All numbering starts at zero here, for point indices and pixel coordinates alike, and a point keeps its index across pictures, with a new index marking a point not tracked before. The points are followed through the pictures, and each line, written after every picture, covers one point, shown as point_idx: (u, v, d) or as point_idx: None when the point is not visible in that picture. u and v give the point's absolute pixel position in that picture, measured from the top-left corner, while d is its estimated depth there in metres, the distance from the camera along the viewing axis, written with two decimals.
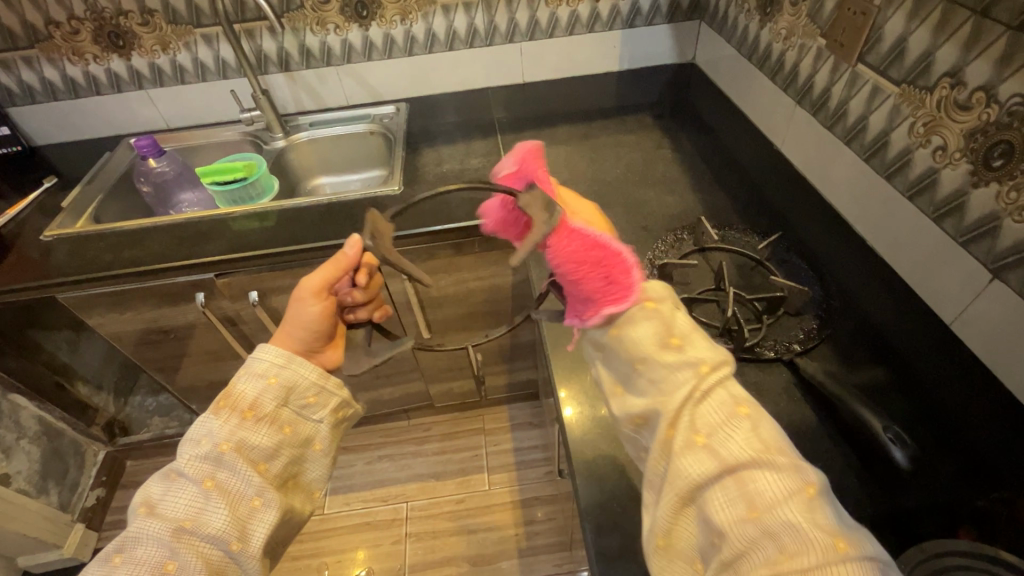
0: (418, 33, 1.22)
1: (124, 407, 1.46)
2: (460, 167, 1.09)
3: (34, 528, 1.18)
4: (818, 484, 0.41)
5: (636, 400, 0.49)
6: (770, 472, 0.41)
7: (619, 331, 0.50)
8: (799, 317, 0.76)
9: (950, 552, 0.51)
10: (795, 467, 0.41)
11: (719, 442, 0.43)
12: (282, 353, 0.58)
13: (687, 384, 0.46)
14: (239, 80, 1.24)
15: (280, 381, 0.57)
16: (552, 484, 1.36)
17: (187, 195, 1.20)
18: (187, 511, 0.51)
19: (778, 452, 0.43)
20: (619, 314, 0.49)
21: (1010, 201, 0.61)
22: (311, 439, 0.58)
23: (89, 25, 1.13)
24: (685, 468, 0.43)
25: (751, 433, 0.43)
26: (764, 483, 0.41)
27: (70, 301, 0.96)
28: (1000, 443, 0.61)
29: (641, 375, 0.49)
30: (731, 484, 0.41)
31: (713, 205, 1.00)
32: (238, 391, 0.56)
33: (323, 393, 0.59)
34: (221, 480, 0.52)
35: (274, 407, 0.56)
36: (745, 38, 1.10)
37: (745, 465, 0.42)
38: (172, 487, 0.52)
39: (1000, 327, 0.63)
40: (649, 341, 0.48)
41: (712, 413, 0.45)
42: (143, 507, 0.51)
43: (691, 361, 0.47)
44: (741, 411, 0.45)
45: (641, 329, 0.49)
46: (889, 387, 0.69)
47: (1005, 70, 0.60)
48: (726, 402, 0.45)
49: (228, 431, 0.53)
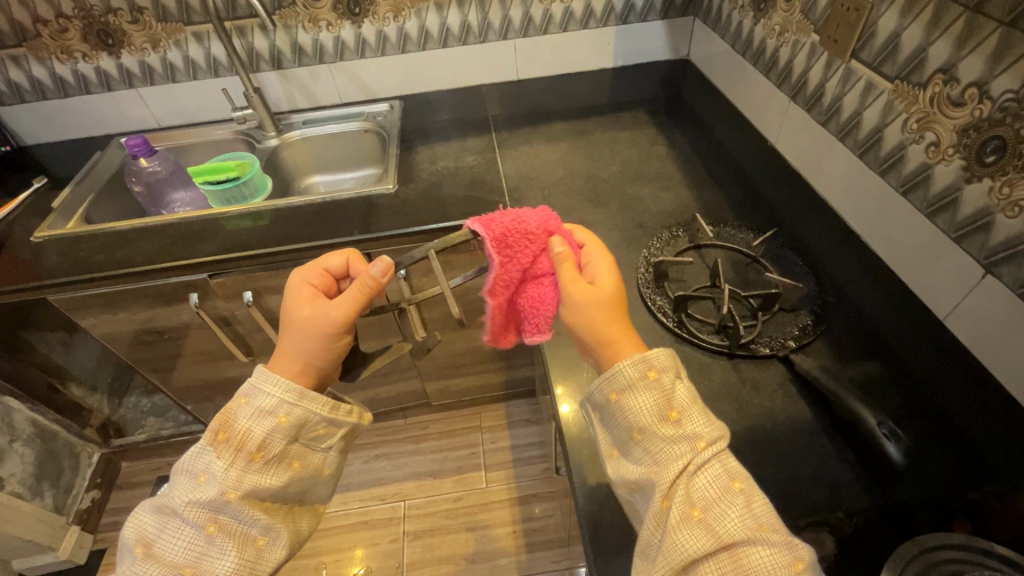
0: (411, 30, 1.21)
1: (118, 408, 1.45)
2: (454, 165, 1.08)
3: (25, 530, 1.17)
4: (808, 560, 0.43)
5: (633, 466, 0.50)
6: (765, 549, 0.43)
7: (619, 396, 0.52)
8: (793, 313, 0.75)
9: (944, 546, 0.52)
10: (789, 542, 0.43)
11: (715, 519, 0.44)
12: (293, 390, 0.57)
13: (682, 456, 0.47)
14: (230, 78, 1.23)
15: (291, 420, 0.56)
16: (549, 481, 1.37)
17: (180, 194, 1.18)
18: (188, 557, 0.52)
19: (772, 526, 0.44)
20: (620, 381, 0.52)
21: (1002, 197, 0.62)
22: (320, 468, 0.60)
23: (77, 24, 1.12)
24: (681, 542, 0.44)
25: (745, 510, 0.45)
26: (761, 560, 0.42)
27: (63, 303, 0.95)
28: (993, 437, 0.61)
29: (638, 443, 0.50)
30: (727, 560, 0.43)
31: (707, 201, 1.00)
32: (242, 429, 0.55)
33: (333, 424, 0.60)
34: (223, 523, 0.53)
35: (283, 446, 0.56)
36: (739, 34, 1.10)
37: (740, 543, 0.43)
38: (168, 524, 0.53)
39: (994, 322, 0.64)
40: (651, 414, 0.50)
41: (707, 487, 0.46)
42: (140, 547, 0.52)
43: (690, 435, 0.48)
44: (736, 486, 0.46)
45: (639, 399, 0.51)
46: (883, 381, 0.68)
47: (997, 66, 0.60)
48: (721, 476, 0.47)
49: (235, 478, 0.53)
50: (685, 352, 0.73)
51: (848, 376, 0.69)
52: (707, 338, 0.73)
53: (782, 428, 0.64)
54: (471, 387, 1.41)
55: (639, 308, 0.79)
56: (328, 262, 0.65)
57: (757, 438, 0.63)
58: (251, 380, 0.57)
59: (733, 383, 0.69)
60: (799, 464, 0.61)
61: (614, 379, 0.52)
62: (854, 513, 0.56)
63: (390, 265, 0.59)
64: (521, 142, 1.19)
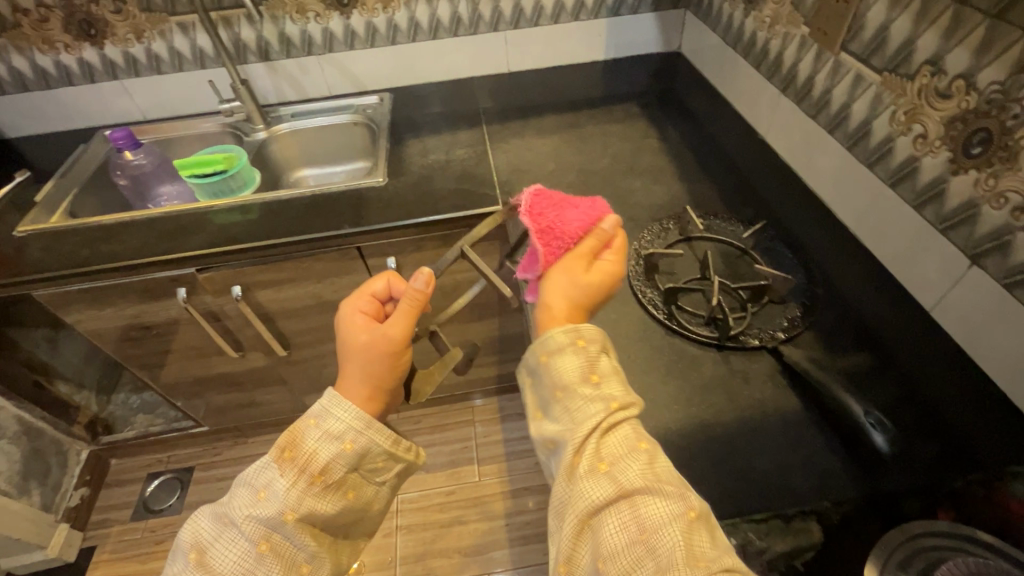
0: (400, 21, 1.20)
1: (107, 405, 1.44)
2: (445, 157, 1.07)
3: (13, 528, 1.16)
4: (701, 509, 0.43)
5: (552, 425, 0.51)
6: (659, 499, 0.43)
7: (548, 358, 0.53)
8: (783, 305, 0.76)
9: (930, 533, 0.52)
10: (681, 493, 0.44)
11: (619, 470, 0.45)
12: (361, 418, 0.56)
13: (597, 415, 0.48)
14: (217, 70, 1.21)
15: (355, 449, 0.55)
16: (541, 474, 1.37)
17: (166, 187, 1.16)
18: (236, 570, 0.50)
19: (671, 481, 0.45)
20: (552, 343, 0.54)
21: (988, 187, 0.62)
22: (370, 501, 0.58)
23: (59, 13, 1.09)
24: (585, 493, 0.44)
25: (647, 466, 0.45)
26: (656, 509, 0.42)
27: (47, 298, 0.94)
28: (980, 428, 0.62)
29: (559, 403, 0.51)
30: (626, 509, 0.43)
31: (698, 193, 1.00)
32: (309, 450, 0.54)
33: (390, 457, 0.59)
34: (276, 544, 0.51)
35: (344, 473, 0.55)
36: (730, 26, 1.10)
37: (638, 491, 0.43)
38: (223, 534, 0.52)
39: (978, 312, 0.64)
40: (572, 372, 0.51)
41: (615, 445, 0.47)
42: (194, 553, 0.51)
43: (604, 396, 0.50)
44: (642, 446, 0.47)
45: (566, 362, 0.52)
46: (872, 372, 0.69)
47: (984, 58, 0.61)
48: (629, 438, 0.47)
49: (295, 500, 0.52)
50: (676, 344, 0.73)
51: (836, 367, 0.69)
52: (698, 330, 0.73)
53: (771, 418, 0.65)
54: (463, 381, 1.41)
55: (629, 300, 0.79)
56: (372, 287, 0.65)
57: (746, 428, 0.64)
58: (323, 403, 0.57)
59: (723, 375, 0.69)
60: (786, 455, 0.61)
61: (545, 343, 0.54)
62: (842, 502, 0.57)
63: (431, 274, 0.59)
64: (512, 135, 1.18)
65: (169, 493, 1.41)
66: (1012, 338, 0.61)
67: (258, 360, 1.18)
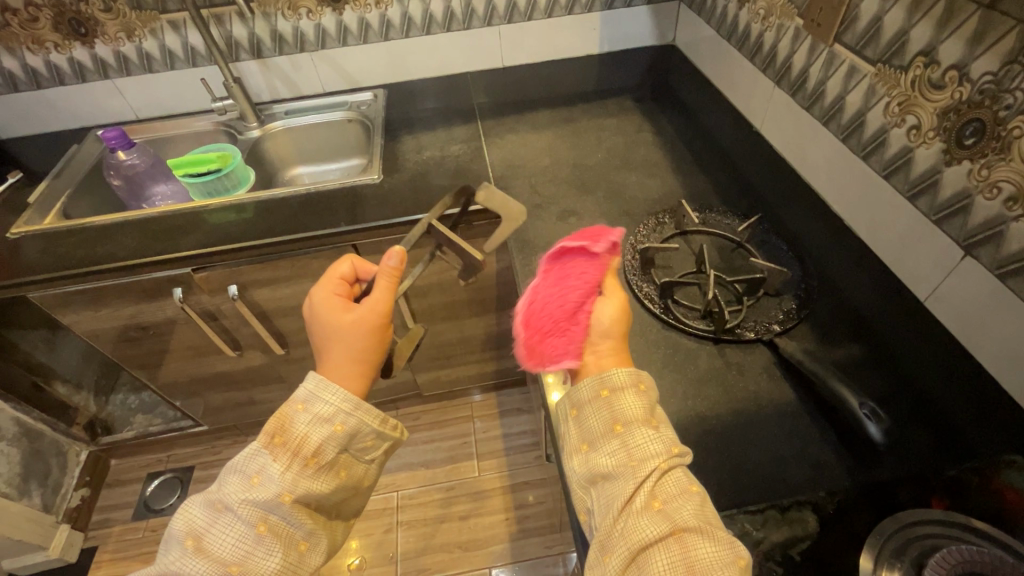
0: (393, 17, 1.20)
1: (105, 406, 1.43)
2: (440, 154, 1.06)
3: (14, 528, 1.17)
4: (749, 560, 0.44)
5: (603, 458, 0.50)
6: (711, 542, 0.43)
7: (608, 392, 0.54)
8: (778, 298, 0.76)
9: (923, 521, 0.53)
10: (731, 541, 0.44)
11: (674, 510, 0.45)
12: (350, 399, 0.57)
13: (657, 456, 0.48)
14: (209, 68, 1.20)
15: (346, 429, 0.56)
16: (540, 468, 1.38)
17: (160, 187, 1.15)
18: (235, 554, 0.50)
19: (720, 528, 0.45)
20: (614, 380, 0.54)
21: (982, 177, 0.62)
22: (361, 480, 0.59)
23: (49, 12, 1.08)
24: (638, 527, 0.44)
25: (700, 509, 0.46)
26: (707, 553, 0.42)
27: (41, 300, 0.94)
28: (975, 418, 0.62)
29: (615, 437, 0.51)
30: (676, 547, 0.43)
31: (694, 187, 0.99)
32: (300, 434, 0.54)
33: (380, 436, 0.59)
34: (273, 524, 0.52)
35: (335, 454, 0.56)
36: (724, 19, 1.10)
37: (691, 533, 0.44)
38: (218, 520, 0.52)
39: (973, 302, 0.65)
40: (635, 410, 0.52)
41: (671, 484, 0.47)
42: (190, 540, 0.51)
43: (664, 438, 0.50)
44: (695, 490, 0.48)
45: (626, 399, 0.53)
46: (866, 362, 0.70)
47: (977, 48, 0.61)
48: (684, 480, 0.48)
49: (289, 481, 0.53)
50: (672, 338, 0.73)
51: (831, 359, 0.70)
52: (694, 323, 0.74)
53: (766, 410, 0.65)
54: (461, 377, 1.41)
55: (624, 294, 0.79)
56: (339, 271, 0.66)
57: (741, 420, 0.64)
58: (309, 387, 0.56)
59: (719, 368, 0.69)
60: (784, 446, 0.61)
61: (610, 377, 0.55)
62: (836, 492, 0.57)
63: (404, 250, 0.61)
64: (507, 130, 1.18)
65: (169, 492, 1.42)
66: (1007, 329, 0.61)
67: (255, 359, 1.18)
